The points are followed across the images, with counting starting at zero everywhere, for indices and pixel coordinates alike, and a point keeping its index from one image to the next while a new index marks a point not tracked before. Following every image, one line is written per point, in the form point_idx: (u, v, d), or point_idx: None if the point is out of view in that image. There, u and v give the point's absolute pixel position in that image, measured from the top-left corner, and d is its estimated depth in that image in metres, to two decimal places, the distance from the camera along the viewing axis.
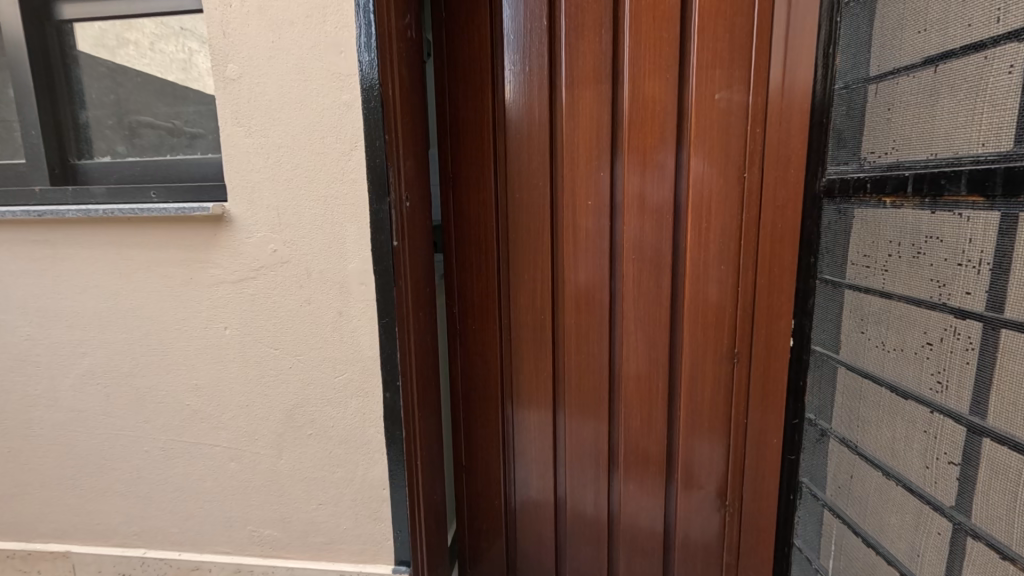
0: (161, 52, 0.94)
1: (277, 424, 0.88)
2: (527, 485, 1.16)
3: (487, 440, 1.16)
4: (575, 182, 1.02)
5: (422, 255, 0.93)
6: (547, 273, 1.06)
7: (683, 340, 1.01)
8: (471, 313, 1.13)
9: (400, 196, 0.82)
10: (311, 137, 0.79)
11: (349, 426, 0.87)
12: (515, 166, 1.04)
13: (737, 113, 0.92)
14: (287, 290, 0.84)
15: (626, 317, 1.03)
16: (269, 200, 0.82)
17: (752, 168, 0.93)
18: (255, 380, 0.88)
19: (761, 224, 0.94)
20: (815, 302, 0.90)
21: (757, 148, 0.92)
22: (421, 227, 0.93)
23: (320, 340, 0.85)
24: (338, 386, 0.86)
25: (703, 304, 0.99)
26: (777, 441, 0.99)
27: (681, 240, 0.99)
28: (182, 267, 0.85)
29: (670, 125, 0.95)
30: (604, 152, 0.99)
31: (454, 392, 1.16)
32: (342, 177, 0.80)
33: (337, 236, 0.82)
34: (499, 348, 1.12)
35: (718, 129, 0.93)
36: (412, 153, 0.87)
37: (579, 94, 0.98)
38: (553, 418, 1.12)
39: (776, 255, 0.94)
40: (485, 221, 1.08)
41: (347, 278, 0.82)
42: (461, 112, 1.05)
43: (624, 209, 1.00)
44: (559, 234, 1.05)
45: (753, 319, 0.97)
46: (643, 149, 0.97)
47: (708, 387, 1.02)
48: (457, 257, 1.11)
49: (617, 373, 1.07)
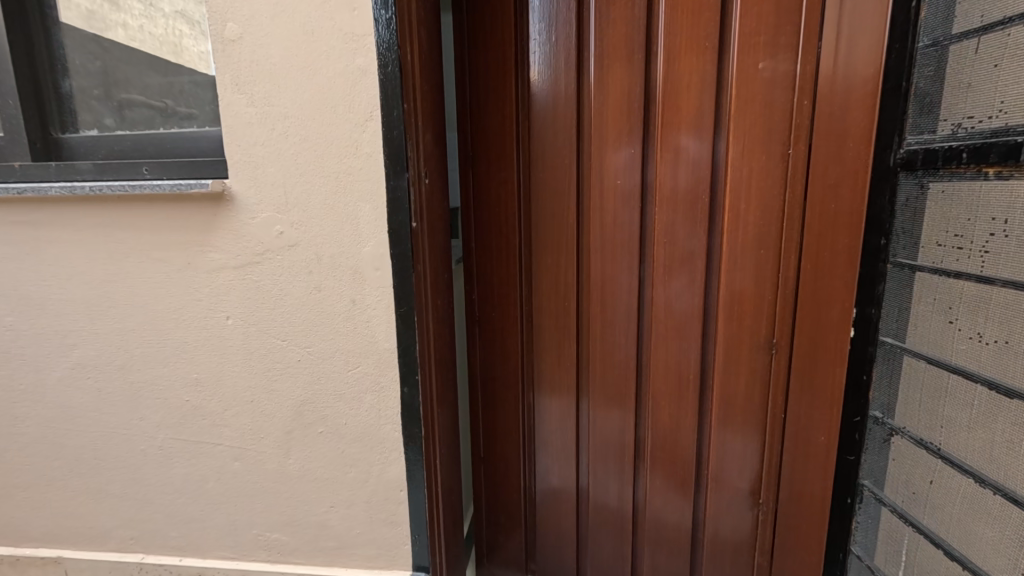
0: (150, 36, 0.85)
1: (285, 421, 0.82)
2: (547, 475, 1.11)
3: (507, 431, 1.12)
4: (603, 161, 0.95)
5: (440, 239, 0.86)
6: (571, 259, 1.00)
7: (717, 330, 0.95)
8: (491, 299, 1.07)
9: (418, 173, 0.75)
10: (321, 107, 0.71)
11: (363, 424, 0.80)
12: (538, 145, 0.98)
13: (782, 85, 0.83)
14: (295, 276, 0.77)
15: (656, 307, 0.97)
16: (275, 177, 0.74)
17: (799, 144, 0.84)
18: (261, 374, 0.81)
19: (808, 205, 0.85)
20: (885, 287, 0.80)
21: (805, 122, 0.83)
22: (439, 209, 0.85)
23: (331, 330, 0.78)
24: (351, 380, 0.79)
25: (739, 291, 0.92)
26: (825, 441, 0.91)
27: (716, 223, 0.92)
28: (178, 251, 0.78)
29: (708, 99, 0.87)
30: (635, 129, 0.92)
31: (472, 382, 1.12)
32: (356, 151, 0.72)
33: (350, 217, 0.74)
34: (520, 336, 1.07)
35: (762, 101, 0.85)
36: (429, 125, 0.79)
37: (608, 66, 0.91)
38: (576, 410, 1.06)
39: (825, 240, 0.85)
40: (506, 203, 1.01)
41: (361, 263, 0.75)
42: (480, 87, 0.98)
43: (655, 189, 0.93)
44: (585, 216, 0.99)
45: (795, 309, 0.89)
46: (677, 125, 0.90)
47: (743, 380, 0.95)
48: (476, 242, 1.05)
49: (645, 367, 1.01)
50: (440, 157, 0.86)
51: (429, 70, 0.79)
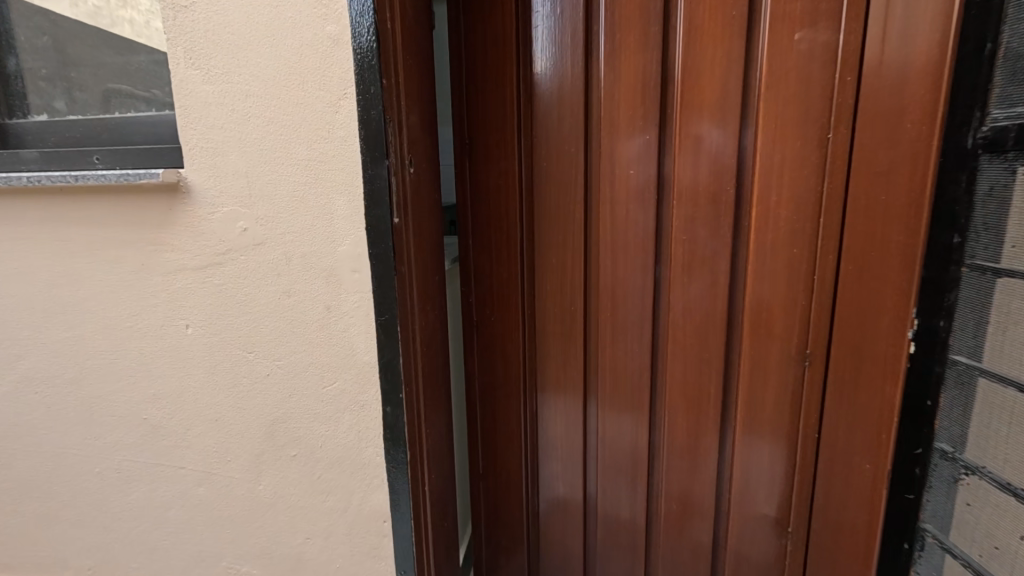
0: (160, 35, 0.74)
1: (254, 443, 0.72)
2: (551, 483, 1.01)
3: (507, 445, 1.02)
4: (614, 148, 0.84)
5: (431, 236, 0.76)
6: (577, 258, 0.91)
7: (743, 337, 0.84)
8: (491, 302, 0.97)
9: (402, 160, 0.65)
10: (288, 83, 0.62)
11: (342, 446, 0.71)
12: (541, 132, 0.88)
13: (823, 58, 0.72)
14: (263, 279, 0.67)
15: (673, 312, 0.86)
16: (237, 165, 0.64)
17: (840, 127, 0.73)
18: (227, 389, 0.71)
19: (849, 197, 0.74)
20: (958, 295, 0.67)
21: (848, 101, 0.72)
22: (429, 202, 0.76)
23: (304, 341, 0.68)
24: (327, 398, 0.70)
25: (769, 294, 0.81)
26: (870, 469, 0.78)
27: (742, 218, 0.81)
28: (131, 250, 0.68)
29: (735, 76, 0.76)
30: (651, 112, 0.81)
31: (470, 392, 1.02)
32: (328, 134, 0.62)
33: (323, 212, 0.64)
34: (522, 343, 0.97)
35: (798, 78, 0.74)
36: (416, 106, 0.69)
37: (621, 40, 0.81)
38: (584, 422, 0.97)
39: (870, 235, 0.73)
40: (507, 196, 0.92)
41: (336, 264, 0.65)
42: (477, 69, 0.89)
43: (673, 179, 0.82)
44: (594, 209, 0.88)
45: (834, 317, 0.78)
46: (698, 105, 0.79)
47: (772, 395, 0.84)
48: (474, 239, 0.95)
49: (659, 379, 0.91)
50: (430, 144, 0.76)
51: (415, 42, 0.68)
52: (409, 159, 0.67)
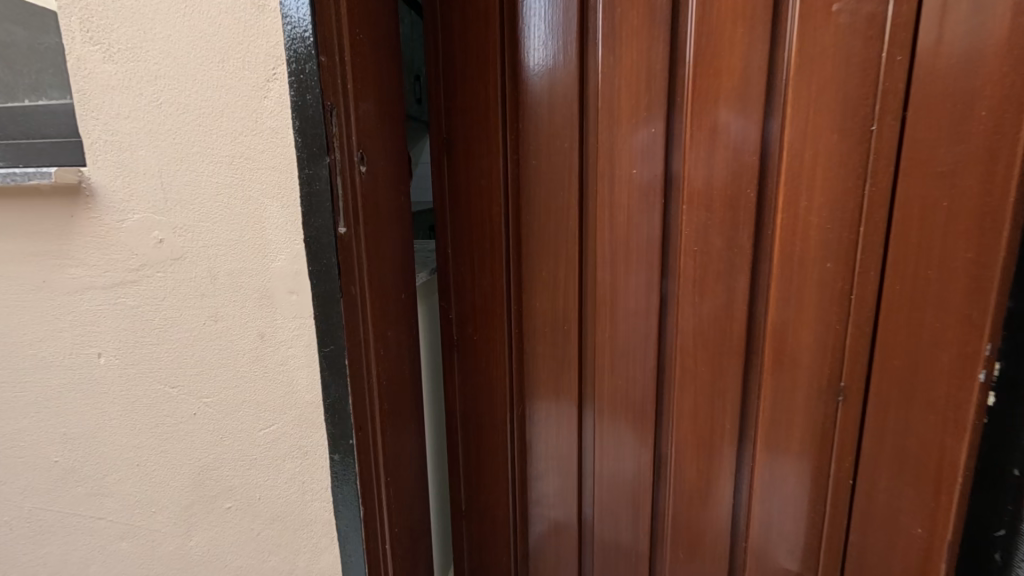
0: None
1: (181, 493, 0.61)
2: (541, 516, 0.89)
3: (493, 480, 0.90)
4: (614, 143, 0.72)
5: (395, 246, 0.65)
6: (571, 270, 0.78)
7: (765, 366, 0.71)
8: (472, 319, 0.85)
9: (351, 157, 0.53)
10: (205, 61, 0.50)
11: (283, 500, 0.60)
12: (529, 125, 0.76)
13: (867, 34, 0.59)
14: (184, 300, 0.56)
15: (682, 334, 0.74)
16: (149, 162, 0.53)
17: (887, 117, 0.60)
18: (147, 431, 0.60)
19: (897, 201, 0.61)
20: None
21: (898, 85, 0.59)
22: (392, 207, 0.64)
23: (235, 376, 0.57)
24: (265, 442, 0.58)
25: (798, 316, 0.68)
26: (921, 530, 0.65)
27: (765, 226, 0.68)
28: (31, 265, 0.57)
29: (758, 56, 0.64)
30: (657, 100, 0.69)
31: (450, 419, 0.91)
32: (256, 125, 0.51)
33: (253, 220, 0.53)
34: (509, 365, 0.85)
35: (836, 57, 0.61)
36: (371, 91, 0.57)
37: (623, 14, 0.68)
38: (579, 454, 0.85)
39: (923, 248, 0.61)
40: (490, 198, 0.80)
41: (271, 284, 0.54)
42: (456, 52, 0.77)
43: (684, 180, 0.70)
44: (591, 214, 0.76)
45: (876, 345, 0.65)
46: (713, 91, 0.66)
47: (798, 435, 0.71)
48: (453, 247, 0.84)
49: (665, 410, 0.78)
50: (395, 137, 0.65)
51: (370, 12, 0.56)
52: (362, 155, 0.55)
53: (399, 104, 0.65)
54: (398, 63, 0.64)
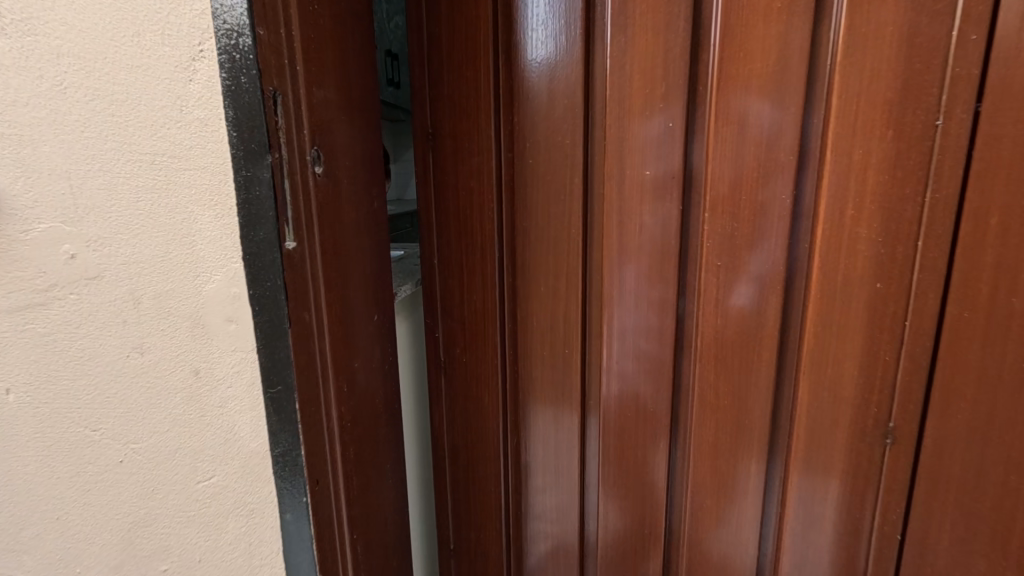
0: None
1: (109, 556, 0.51)
2: (537, 562, 0.79)
3: (483, 518, 0.80)
4: (623, 139, 0.62)
5: (365, 259, 0.55)
6: (573, 284, 0.68)
7: (799, 403, 0.61)
8: (461, 338, 0.76)
9: (301, 156, 0.44)
10: (115, 34, 0.40)
11: (227, 562, 0.50)
12: (525, 117, 0.66)
13: (936, 8, 0.48)
14: (99, 329, 0.45)
15: (700, 361, 0.64)
16: (53, 158, 0.41)
17: (955, 108, 0.50)
18: (67, 486, 0.49)
19: (963, 209, 0.51)
20: None
21: (970, 69, 0.48)
22: (361, 213, 0.54)
23: (165, 419, 0.47)
24: (203, 497, 0.49)
25: (838, 345, 0.58)
26: None
27: (800, 238, 0.58)
28: None
29: (798, 36, 0.53)
30: (675, 89, 0.59)
31: (437, 446, 0.82)
32: (180, 114, 0.41)
33: (181, 232, 0.43)
34: (500, 391, 0.75)
35: (893, 37, 0.50)
36: (332, 73, 0.47)
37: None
38: (581, 498, 0.74)
39: (997, 266, 0.50)
40: (480, 202, 0.70)
41: (204, 311, 0.44)
42: (442, 35, 0.67)
43: (706, 183, 0.59)
44: (596, 222, 0.66)
45: (932, 381, 0.55)
46: (740, 79, 0.56)
47: (836, 483, 0.61)
48: (440, 256, 0.75)
49: (680, 447, 0.68)
50: (366, 131, 0.55)
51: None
52: (317, 152, 0.45)
53: (372, 92, 0.55)
54: (369, 44, 0.54)
